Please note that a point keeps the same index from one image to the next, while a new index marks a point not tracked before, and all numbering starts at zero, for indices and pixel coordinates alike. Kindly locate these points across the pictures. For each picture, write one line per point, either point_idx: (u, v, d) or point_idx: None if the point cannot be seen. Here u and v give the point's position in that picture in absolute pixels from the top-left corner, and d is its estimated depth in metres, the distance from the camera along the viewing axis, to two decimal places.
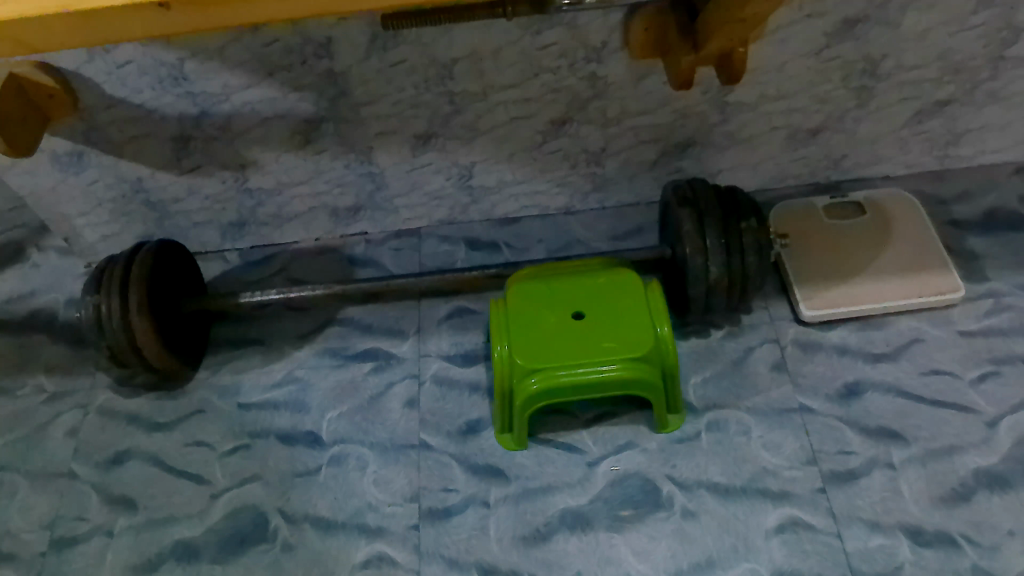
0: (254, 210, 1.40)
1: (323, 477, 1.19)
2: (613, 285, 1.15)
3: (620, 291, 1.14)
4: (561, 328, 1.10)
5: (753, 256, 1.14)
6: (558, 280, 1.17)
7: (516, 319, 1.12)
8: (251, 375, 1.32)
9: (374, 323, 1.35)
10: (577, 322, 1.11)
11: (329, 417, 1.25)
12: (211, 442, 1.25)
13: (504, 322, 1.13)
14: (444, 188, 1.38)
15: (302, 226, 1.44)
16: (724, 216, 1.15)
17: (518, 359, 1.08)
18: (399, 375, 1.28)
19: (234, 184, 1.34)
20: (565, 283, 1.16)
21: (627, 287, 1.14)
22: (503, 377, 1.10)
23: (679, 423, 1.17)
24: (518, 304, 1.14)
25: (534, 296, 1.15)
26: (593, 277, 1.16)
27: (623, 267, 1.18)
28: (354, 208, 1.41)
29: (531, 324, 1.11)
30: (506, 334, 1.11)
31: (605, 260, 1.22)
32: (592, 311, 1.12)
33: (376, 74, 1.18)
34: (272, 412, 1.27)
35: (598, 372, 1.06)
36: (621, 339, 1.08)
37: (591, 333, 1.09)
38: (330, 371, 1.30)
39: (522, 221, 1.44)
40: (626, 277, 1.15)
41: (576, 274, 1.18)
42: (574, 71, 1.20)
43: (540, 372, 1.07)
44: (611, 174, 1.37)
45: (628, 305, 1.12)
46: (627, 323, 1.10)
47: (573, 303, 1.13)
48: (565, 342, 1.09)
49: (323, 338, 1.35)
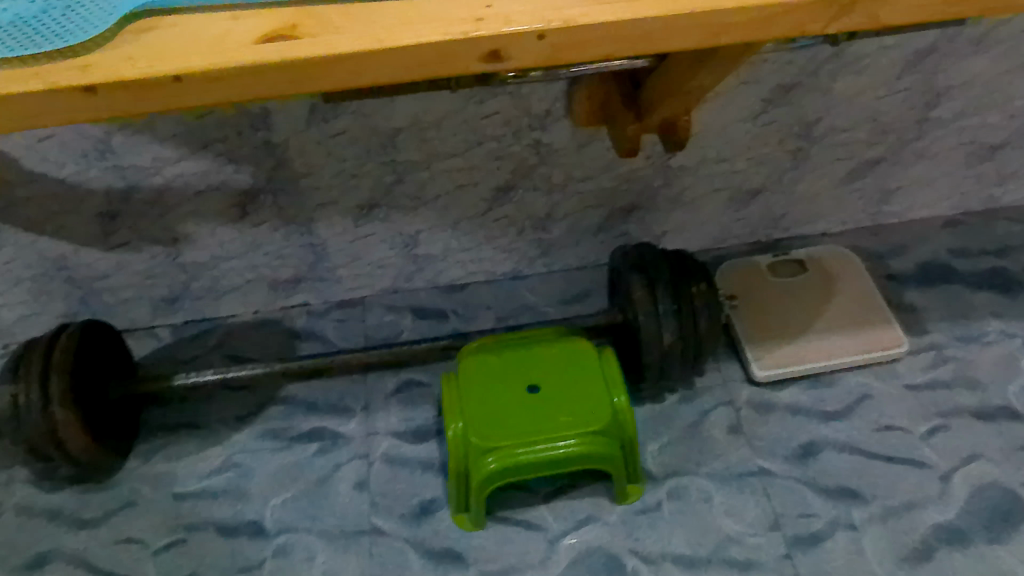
0: (187, 284, 1.33)
1: (268, 571, 1.11)
2: (568, 354, 1.12)
3: (575, 362, 1.11)
4: (516, 404, 1.07)
5: (704, 320, 1.14)
6: (509, 353, 1.13)
7: (466, 396, 1.08)
8: (187, 462, 1.23)
9: (318, 400, 1.29)
10: (531, 396, 1.08)
11: (272, 504, 1.18)
12: (143, 538, 1.16)
13: (453, 399, 1.08)
14: (388, 256, 1.34)
15: (240, 299, 1.37)
16: (674, 280, 1.15)
17: (473, 439, 1.03)
18: (347, 456, 1.22)
19: (166, 259, 1.28)
20: (517, 355, 1.12)
21: (581, 357, 1.12)
22: (457, 458, 1.05)
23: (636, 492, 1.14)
24: (468, 380, 1.10)
25: (483, 369, 1.11)
26: (546, 348, 1.14)
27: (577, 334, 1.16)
28: (295, 279, 1.35)
29: (482, 400, 1.07)
30: (457, 412, 1.07)
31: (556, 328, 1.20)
32: (547, 384, 1.09)
33: (316, 145, 1.15)
34: (210, 501, 1.19)
35: (558, 449, 1.03)
36: (579, 413, 1.05)
37: (547, 408, 1.06)
38: (272, 454, 1.23)
39: (469, 287, 1.41)
40: (580, 346, 1.13)
41: (527, 345, 1.15)
42: (518, 139, 1.20)
43: (497, 452, 1.03)
44: (557, 238, 1.36)
45: (583, 375, 1.09)
46: (584, 395, 1.07)
47: (527, 376, 1.10)
48: (521, 418, 1.05)
49: (264, 418, 1.27)
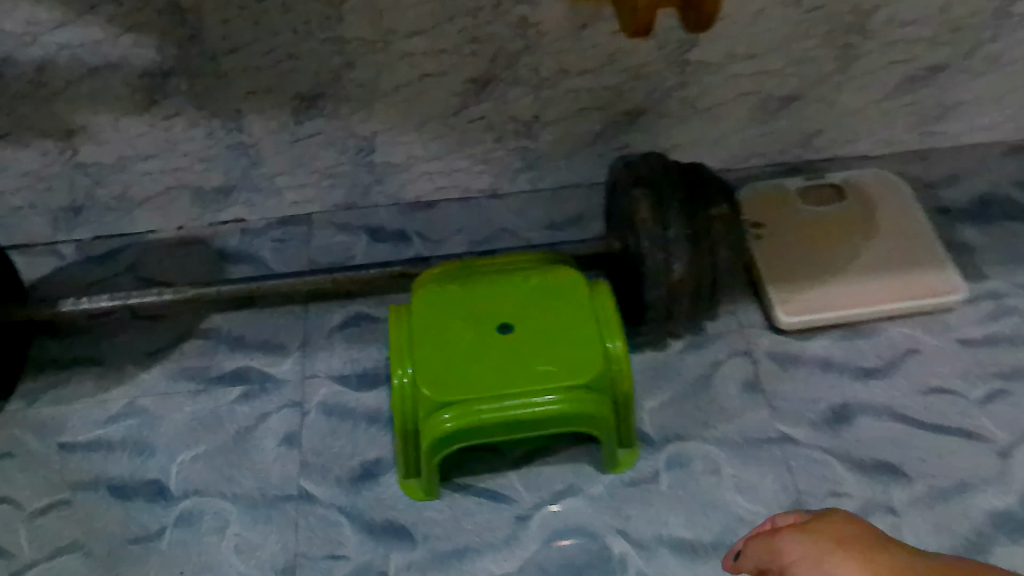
0: (91, 190, 1.07)
1: (167, 543, 0.91)
2: (551, 288, 0.89)
3: (560, 297, 0.88)
4: (482, 348, 0.84)
5: (723, 251, 0.91)
6: (477, 284, 0.90)
7: (420, 336, 0.85)
8: (82, 406, 1.01)
9: (246, 336, 1.06)
10: (503, 340, 0.85)
11: (180, 462, 0.96)
12: (19, 500, 0.94)
13: (403, 340, 0.85)
14: (338, 164, 1.08)
15: (158, 212, 1.12)
16: (690, 200, 0.90)
17: (426, 391, 0.81)
18: (276, 404, 1.00)
19: (60, 159, 1.01)
20: (487, 287, 0.89)
21: (568, 292, 0.88)
22: (406, 415, 0.83)
23: (625, 461, 0.93)
24: (423, 316, 0.87)
25: (443, 303, 0.88)
26: (524, 279, 0.90)
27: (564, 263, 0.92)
28: (223, 189, 1.10)
29: (440, 342, 0.84)
30: (407, 356, 0.84)
31: (539, 256, 0.96)
32: (524, 324, 0.86)
33: (238, 9, 0.89)
34: (105, 455, 0.97)
35: (533, 407, 0.80)
36: (562, 362, 0.83)
37: (521, 354, 0.84)
38: (186, 400, 1.01)
39: (437, 206, 1.17)
40: (567, 277, 0.90)
41: (501, 275, 0.91)
42: (499, 14, 0.94)
43: (456, 409, 0.80)
44: (546, 150, 1.11)
45: (569, 314, 0.86)
46: (569, 339, 0.84)
47: (498, 313, 0.87)
48: (488, 367, 0.83)
49: (180, 355, 1.04)
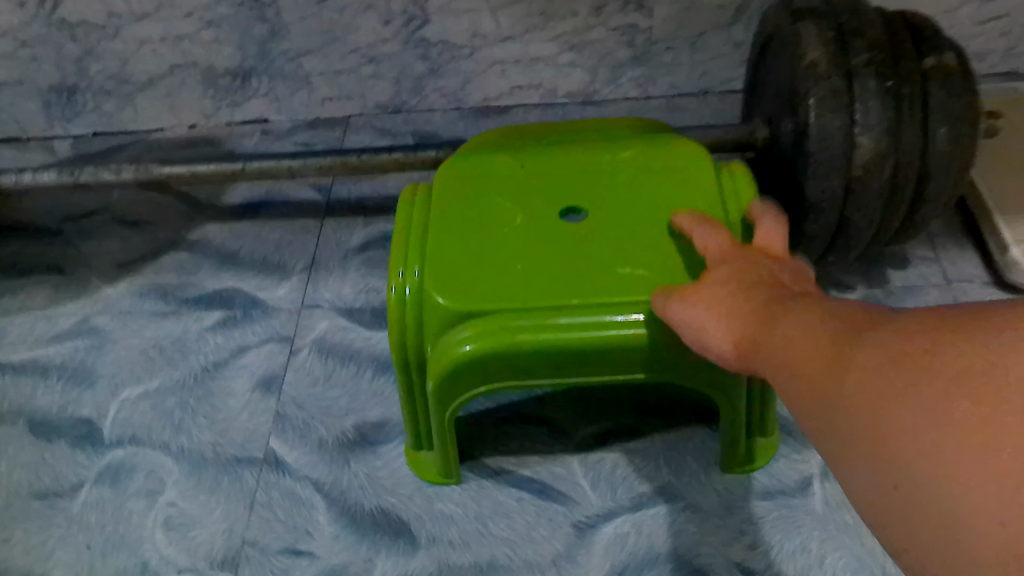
0: (82, 63, 0.86)
1: (80, 504, 0.64)
2: (648, 168, 0.57)
3: (662, 179, 0.56)
4: (534, 243, 0.53)
5: (945, 142, 0.55)
6: (533, 161, 0.59)
7: (438, 224, 0.54)
8: (26, 320, 0.77)
9: (241, 251, 0.80)
10: (568, 232, 0.53)
11: (123, 398, 0.70)
12: None
13: (412, 230, 0.55)
14: (380, 39, 0.82)
15: (164, 101, 0.90)
16: (896, 51, 0.55)
17: (437, 298, 0.50)
18: (259, 336, 0.72)
19: (41, 12, 0.82)
20: (549, 162, 0.59)
21: (676, 173, 0.56)
22: (407, 340, 0.52)
23: (750, 456, 0.59)
24: (446, 199, 0.56)
25: (480, 182, 0.57)
26: (606, 155, 0.59)
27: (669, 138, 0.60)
28: (240, 72, 0.87)
29: (468, 231, 0.54)
30: (415, 252, 0.54)
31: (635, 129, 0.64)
32: (602, 211, 0.54)
33: None
34: (35, 382, 0.72)
35: (614, 330, 0.48)
36: (664, 266, 0.50)
37: (596, 254, 0.52)
38: (150, 322, 0.75)
39: (510, 113, 0.88)
40: (674, 154, 0.58)
41: (572, 151, 0.60)
42: None
43: (484, 327, 0.49)
44: (660, 31, 0.80)
45: (677, 202, 0.54)
46: (676, 234, 0.52)
47: (564, 198, 0.56)
48: (541, 268, 0.51)
49: (156, 270, 0.80)
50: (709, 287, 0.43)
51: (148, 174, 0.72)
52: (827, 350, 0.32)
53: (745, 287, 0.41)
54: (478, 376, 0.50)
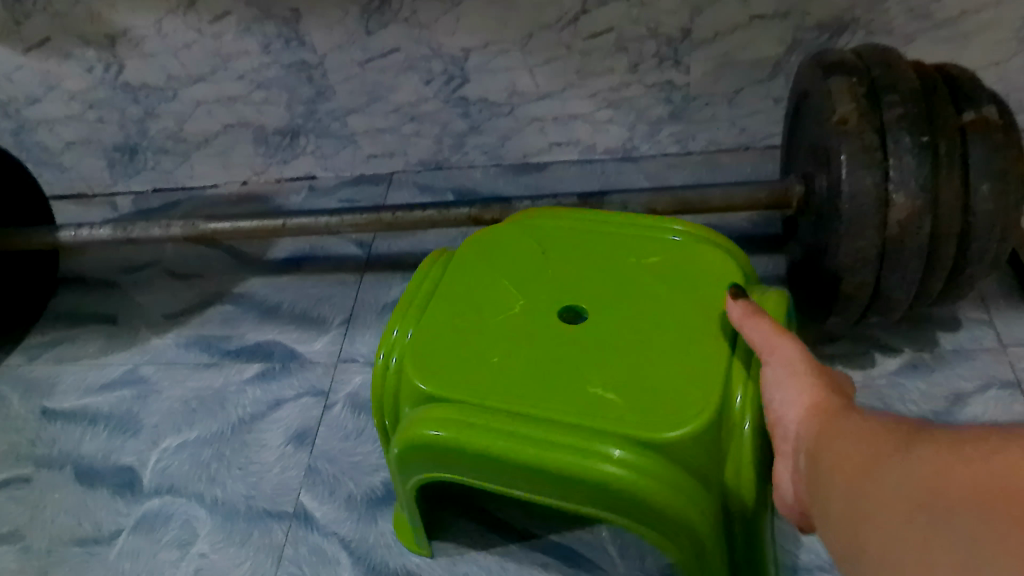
0: (143, 124, 0.91)
1: (116, 552, 0.65)
2: (681, 278, 0.53)
3: (688, 297, 0.51)
4: (526, 339, 0.49)
5: (989, 203, 0.53)
6: (562, 246, 0.56)
7: (444, 296, 0.53)
8: (79, 368, 0.81)
9: (282, 303, 0.82)
10: (567, 332, 0.49)
11: (163, 447, 0.72)
12: None
13: (423, 290, 0.55)
14: (421, 98, 0.85)
15: (218, 159, 0.94)
16: (935, 109, 0.54)
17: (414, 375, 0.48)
18: (295, 390, 0.73)
19: (106, 76, 0.87)
20: (574, 254, 0.55)
21: (706, 295, 0.51)
22: (383, 404, 0.51)
23: (778, 536, 0.57)
24: (461, 269, 0.55)
25: (501, 259, 0.56)
26: (641, 255, 0.55)
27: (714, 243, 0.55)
28: (289, 131, 0.90)
29: (468, 309, 0.52)
30: (415, 311, 0.53)
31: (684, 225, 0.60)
32: (608, 318, 0.50)
33: None
34: (83, 428, 0.75)
35: (581, 458, 0.43)
36: (658, 400, 0.45)
37: (588, 364, 0.47)
38: (191, 374, 0.77)
39: (548, 169, 0.89)
40: (712, 272, 0.53)
41: (609, 241, 0.57)
42: None
43: (449, 419, 0.46)
44: (697, 87, 0.80)
45: (698, 325, 0.49)
46: (684, 367, 0.46)
47: (577, 294, 0.52)
48: (522, 364, 0.48)
49: (201, 321, 0.82)
50: (801, 349, 0.42)
51: (194, 230, 0.75)
52: (907, 420, 0.32)
53: (831, 377, 0.40)
54: (433, 462, 0.47)
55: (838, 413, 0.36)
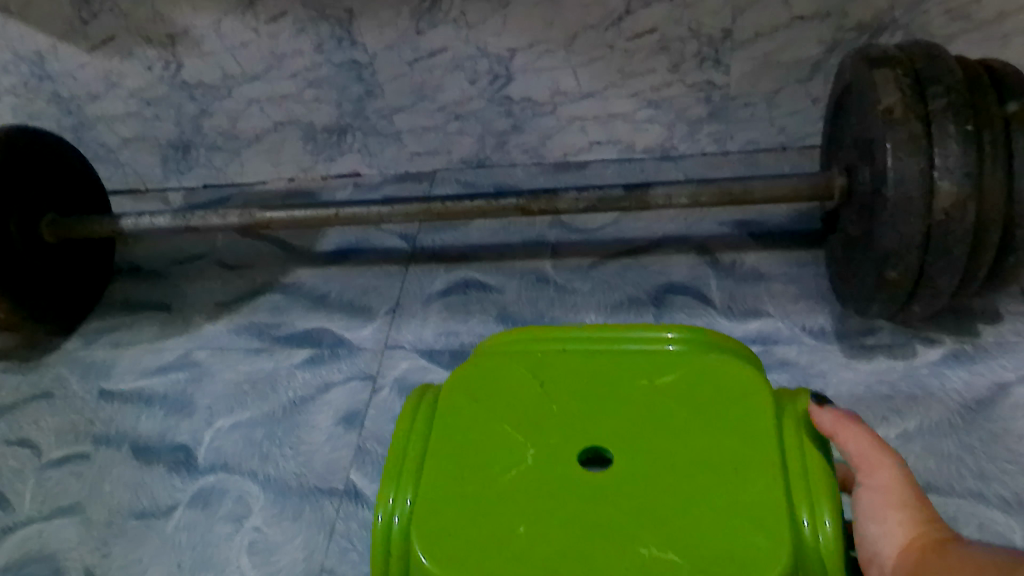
0: (197, 120, 0.95)
1: (173, 525, 0.68)
2: (707, 406, 0.48)
3: (723, 431, 0.46)
4: (543, 495, 0.44)
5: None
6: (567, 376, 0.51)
7: (438, 470, 0.47)
8: (134, 352, 0.84)
9: (329, 293, 0.84)
10: (586, 487, 0.44)
11: (217, 428, 0.74)
12: (38, 444, 0.77)
13: (407, 462, 0.48)
14: (467, 97, 0.88)
15: (267, 156, 0.98)
16: (979, 101, 0.55)
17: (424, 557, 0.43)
18: (344, 374, 0.76)
19: (166, 74, 0.91)
20: (584, 386, 0.50)
21: (741, 419, 0.46)
22: None
23: None
24: (453, 415, 0.50)
25: (498, 400, 0.50)
26: (652, 375, 0.50)
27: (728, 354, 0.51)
28: (337, 128, 0.93)
29: (463, 470, 0.46)
30: (410, 474, 0.47)
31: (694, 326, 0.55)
32: (638, 465, 0.45)
33: None
34: (139, 409, 0.78)
35: None
36: (709, 561, 0.40)
37: (624, 529, 0.42)
38: (243, 358, 0.80)
39: (589, 167, 0.91)
40: (737, 392, 0.48)
41: (615, 364, 0.52)
42: None
43: None
44: (737, 86, 0.82)
45: (739, 463, 0.44)
46: (732, 519, 0.42)
47: (589, 435, 0.47)
48: (548, 534, 0.43)
49: (251, 309, 0.85)
50: (890, 467, 0.43)
51: (251, 218, 0.77)
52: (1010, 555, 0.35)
53: (920, 495, 0.42)
54: None
55: (925, 543, 0.40)
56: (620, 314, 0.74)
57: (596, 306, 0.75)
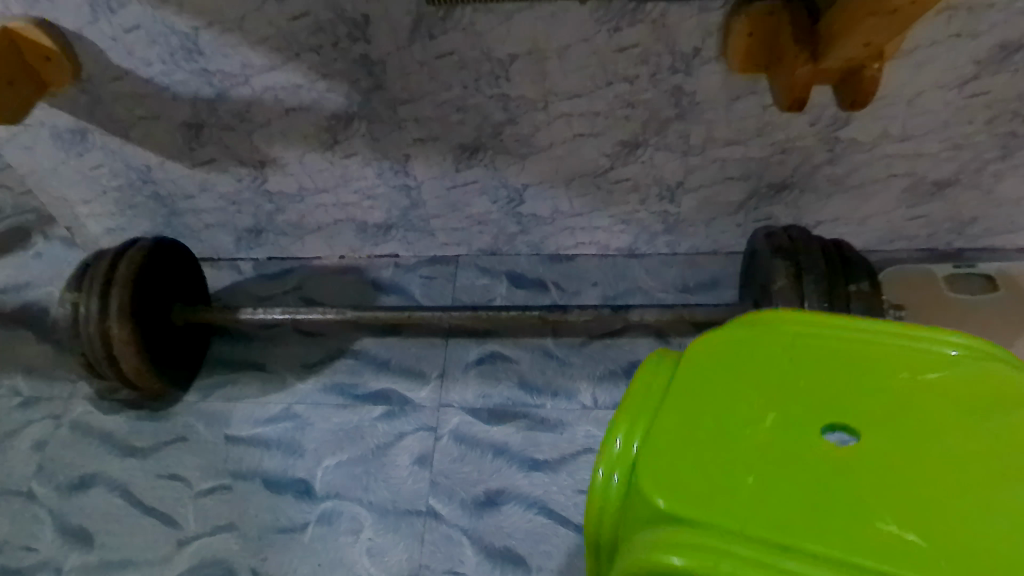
0: (271, 215, 1.22)
1: (308, 537, 1.00)
2: (957, 405, 0.57)
3: (985, 428, 0.56)
4: (782, 459, 0.55)
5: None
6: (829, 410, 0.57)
7: (674, 419, 0.58)
8: (245, 404, 1.14)
9: (390, 360, 1.16)
10: (827, 458, 0.54)
11: (325, 465, 1.06)
12: (188, 478, 1.08)
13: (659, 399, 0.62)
14: (489, 212, 1.18)
15: (325, 241, 1.26)
16: (833, 275, 0.90)
17: (673, 557, 0.49)
18: (413, 426, 1.08)
19: (252, 184, 1.17)
20: (822, 367, 0.61)
21: (990, 428, 0.55)
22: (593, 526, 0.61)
23: None
24: (703, 376, 0.61)
25: (734, 363, 0.62)
26: (914, 370, 0.60)
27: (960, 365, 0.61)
28: (385, 225, 1.22)
29: (713, 423, 0.58)
30: (640, 425, 0.61)
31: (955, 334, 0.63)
32: (868, 452, 0.54)
33: (420, 65, 0.97)
34: (262, 450, 1.09)
35: None
36: (935, 542, 0.48)
37: (854, 502, 0.51)
38: (334, 412, 1.11)
39: (576, 260, 1.23)
40: (974, 401, 0.57)
41: (854, 352, 0.62)
42: (655, 82, 0.95)
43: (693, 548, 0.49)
44: (686, 214, 1.14)
45: (966, 469, 0.53)
46: (955, 499, 0.51)
47: (830, 413, 0.57)
48: (772, 492, 0.52)
49: (332, 371, 1.16)
50: None
51: (343, 315, 1.12)
52: None
53: None
54: None
55: None
56: (604, 382, 1.10)
57: (587, 376, 1.10)
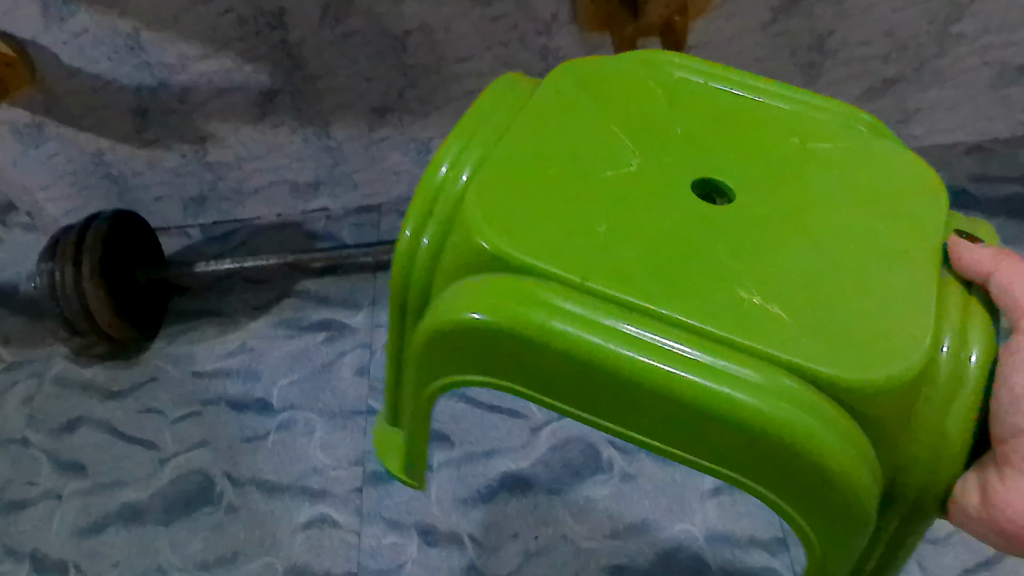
0: (214, 184, 1.40)
1: (271, 442, 1.20)
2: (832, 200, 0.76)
3: (820, 222, 0.74)
4: (647, 182, 0.76)
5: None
6: (698, 158, 0.80)
7: (594, 94, 0.85)
8: (206, 345, 1.33)
9: (328, 295, 1.37)
10: (677, 188, 0.76)
11: (280, 384, 1.26)
12: (164, 409, 1.26)
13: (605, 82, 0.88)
14: (402, 164, 1.38)
15: (262, 202, 1.45)
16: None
17: (484, 265, 0.70)
18: (352, 345, 1.30)
19: (194, 158, 1.35)
20: (728, 137, 0.82)
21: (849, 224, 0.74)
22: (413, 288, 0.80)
23: None
24: (622, 79, 0.88)
25: (640, 96, 0.86)
26: (806, 150, 0.81)
27: (844, 143, 0.82)
28: (313, 184, 1.42)
29: (621, 132, 0.81)
30: (541, 104, 0.84)
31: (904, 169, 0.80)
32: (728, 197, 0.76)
33: (332, 45, 1.18)
34: (225, 379, 1.28)
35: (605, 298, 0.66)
36: (703, 252, 0.70)
37: (679, 218, 0.73)
38: (283, 342, 1.31)
39: None
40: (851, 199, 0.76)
41: (768, 143, 0.82)
42: (524, 44, 1.19)
43: (508, 189, 0.74)
44: None
45: (778, 224, 0.74)
46: (742, 236, 0.72)
47: (715, 171, 0.79)
48: (625, 194, 0.75)
49: (279, 310, 1.36)
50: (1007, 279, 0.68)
51: (286, 260, 1.31)
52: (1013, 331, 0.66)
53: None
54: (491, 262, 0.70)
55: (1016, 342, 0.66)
56: None
57: None
